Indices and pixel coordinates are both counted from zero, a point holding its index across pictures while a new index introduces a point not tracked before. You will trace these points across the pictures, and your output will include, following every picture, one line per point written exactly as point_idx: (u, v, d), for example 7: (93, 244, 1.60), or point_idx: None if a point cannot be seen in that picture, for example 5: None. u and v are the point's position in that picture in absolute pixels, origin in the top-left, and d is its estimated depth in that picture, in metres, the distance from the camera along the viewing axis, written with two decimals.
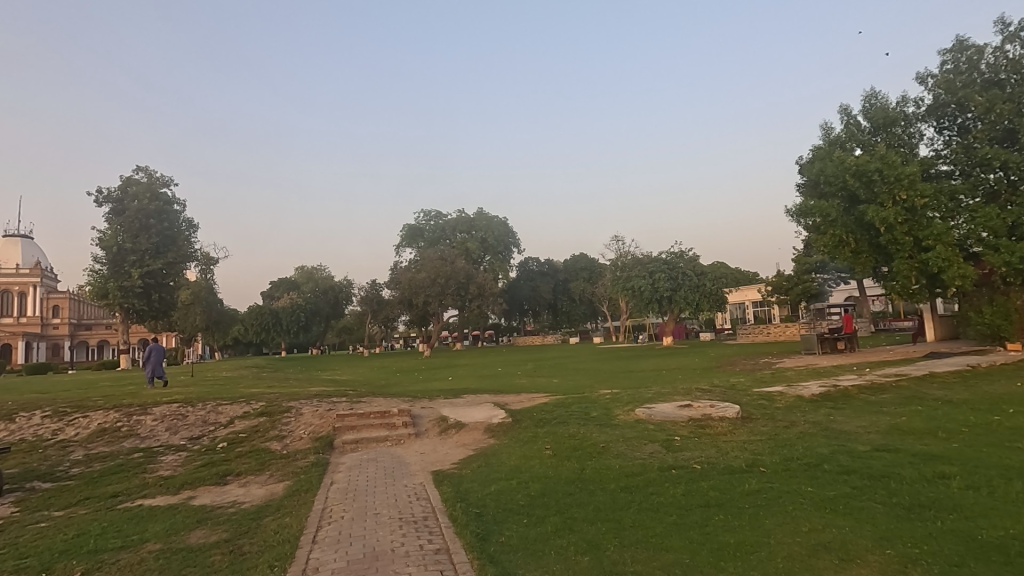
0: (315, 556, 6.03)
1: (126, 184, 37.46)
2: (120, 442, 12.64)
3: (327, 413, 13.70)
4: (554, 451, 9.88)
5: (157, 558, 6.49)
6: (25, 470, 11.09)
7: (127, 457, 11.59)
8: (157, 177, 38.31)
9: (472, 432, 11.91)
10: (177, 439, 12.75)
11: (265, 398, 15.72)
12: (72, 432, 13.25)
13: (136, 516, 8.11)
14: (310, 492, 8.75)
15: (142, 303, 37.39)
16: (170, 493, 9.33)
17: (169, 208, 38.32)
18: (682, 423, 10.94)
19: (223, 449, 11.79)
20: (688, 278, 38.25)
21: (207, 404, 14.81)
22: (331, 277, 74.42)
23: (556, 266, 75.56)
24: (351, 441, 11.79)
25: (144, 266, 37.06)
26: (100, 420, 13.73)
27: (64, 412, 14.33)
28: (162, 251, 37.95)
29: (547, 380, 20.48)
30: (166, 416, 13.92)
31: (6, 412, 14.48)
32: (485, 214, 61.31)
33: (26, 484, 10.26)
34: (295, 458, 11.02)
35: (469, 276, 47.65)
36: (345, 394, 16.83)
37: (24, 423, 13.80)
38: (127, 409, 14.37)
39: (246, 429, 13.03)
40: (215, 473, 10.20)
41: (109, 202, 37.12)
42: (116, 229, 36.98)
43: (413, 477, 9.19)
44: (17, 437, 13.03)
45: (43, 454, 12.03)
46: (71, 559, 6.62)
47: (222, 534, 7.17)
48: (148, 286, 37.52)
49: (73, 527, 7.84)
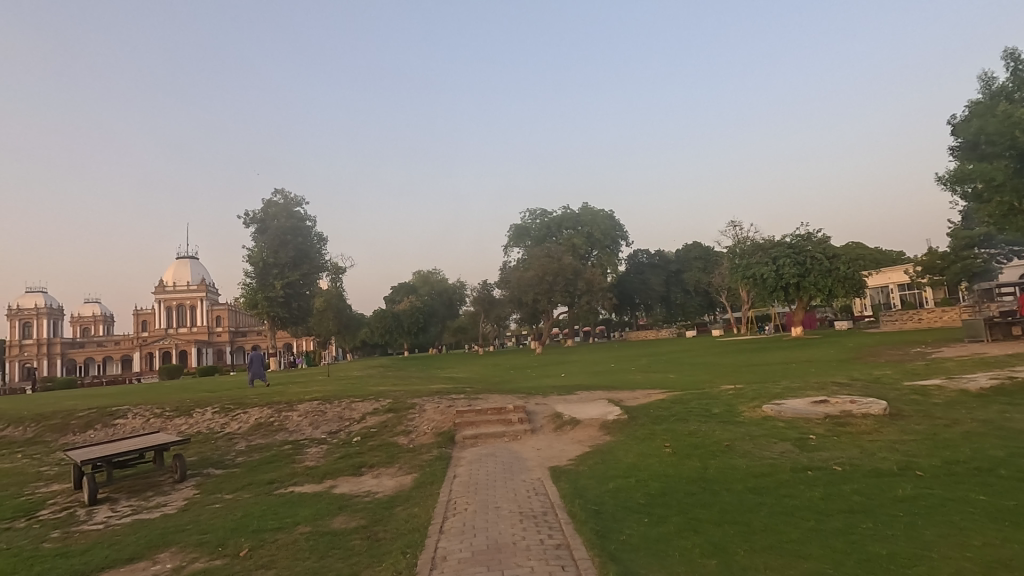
0: (443, 545, 6.38)
1: (266, 206, 41.96)
2: (273, 435, 14.25)
3: (448, 410, 14.36)
4: (674, 449, 9.51)
5: (306, 540, 7.22)
6: (201, 458, 12.92)
7: (279, 449, 13.04)
8: (292, 197, 42.54)
9: (587, 429, 11.86)
10: (318, 433, 14.11)
11: (391, 395, 16.85)
12: (235, 426, 15.18)
13: (290, 502, 9.11)
14: (435, 485, 9.23)
15: (284, 311, 41.80)
16: (315, 481, 10.36)
17: (303, 224, 42.43)
18: (817, 421, 10.05)
19: (358, 443, 12.86)
20: (819, 262, 34.86)
21: (342, 400, 16.20)
22: (445, 280, 78.35)
23: (668, 257, 72.90)
24: (471, 437, 12.29)
25: (284, 278, 41.45)
26: (256, 415, 15.60)
27: (228, 408, 16.48)
28: (298, 264, 42.19)
29: (663, 376, 19.79)
30: (308, 412, 15.44)
31: (184, 408, 16.95)
32: (590, 208, 60.67)
33: (203, 470, 11.96)
34: (420, 452, 11.70)
35: (577, 272, 47.40)
36: (462, 391, 17.53)
37: (199, 417, 16.11)
38: (277, 406, 16.18)
39: (376, 424, 14.07)
40: (352, 465, 11.15)
41: (254, 223, 41.83)
42: (261, 247, 41.58)
43: (530, 472, 9.33)
44: (195, 430, 15.24)
45: (214, 445, 13.93)
46: (238, 537, 7.58)
47: (360, 521, 7.82)
48: (288, 296, 41.90)
49: (239, 509, 8.99)
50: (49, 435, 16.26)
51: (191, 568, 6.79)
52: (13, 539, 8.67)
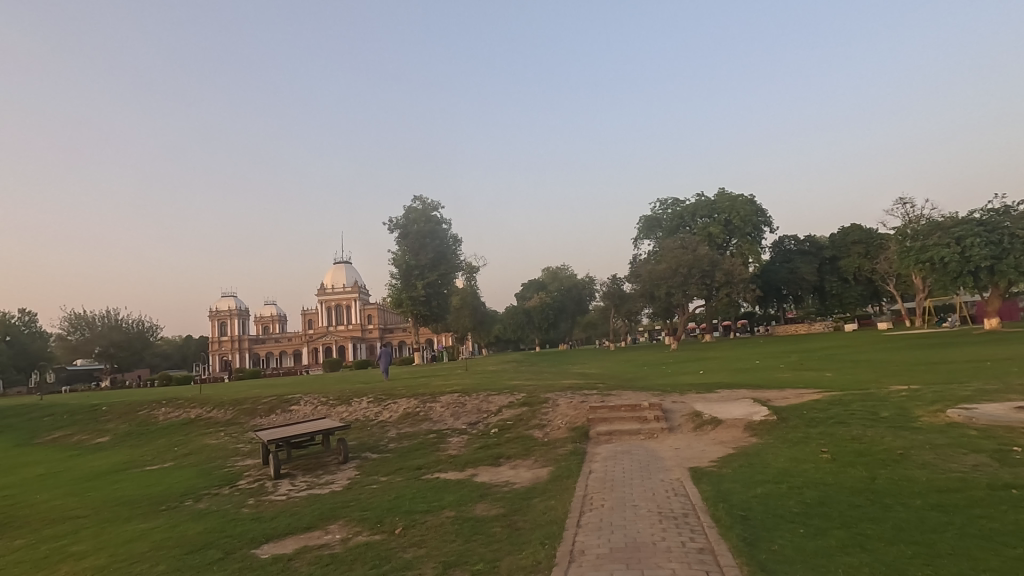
0: (580, 539, 6.43)
1: (407, 212, 45.31)
2: (420, 424, 15.40)
3: (581, 405, 14.39)
4: (833, 455, 8.59)
5: (452, 523, 7.71)
6: (359, 442, 14.39)
7: (425, 437, 14.05)
8: (429, 203, 45.45)
9: (730, 430, 11.15)
10: (459, 424, 14.96)
11: (525, 390, 17.29)
12: (387, 414, 16.66)
13: (436, 487, 9.80)
14: (570, 479, 9.31)
15: (425, 309, 44.87)
16: (458, 469, 11.00)
17: (440, 228, 45.18)
18: (1021, 431, 8.43)
19: (495, 434, 13.42)
20: (1020, 241, 29.12)
21: (480, 394, 16.99)
22: (575, 276, 78.45)
23: (820, 243, 65.75)
24: (605, 433, 12.21)
25: (425, 278, 44.55)
26: (405, 406, 16.97)
27: (380, 398, 18.14)
28: (437, 265, 45.02)
29: (818, 374, 17.90)
30: (450, 404, 16.44)
31: (345, 398, 18.99)
32: (728, 193, 56.69)
33: (362, 454, 13.30)
34: (555, 446, 11.87)
35: (714, 263, 44.62)
36: (595, 387, 17.40)
37: (357, 406, 17.95)
38: (422, 397, 17.46)
39: (512, 417, 14.54)
40: (490, 455, 11.66)
41: (398, 228, 45.32)
42: (403, 250, 45.02)
43: (669, 472, 9.02)
44: (354, 417, 17.01)
45: (370, 431, 15.43)
46: (393, 516, 8.31)
47: (500, 509, 8.16)
48: (429, 295, 44.93)
49: (392, 490, 9.85)
50: (243, 417, 19.18)
51: (356, 540, 7.60)
52: (220, 503, 10.39)
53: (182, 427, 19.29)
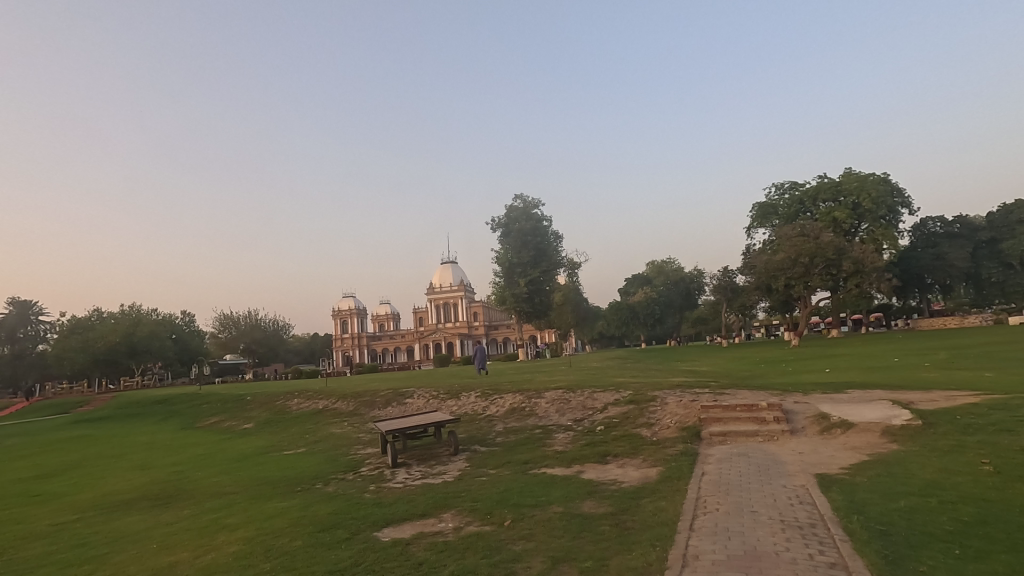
0: (694, 544, 6.15)
1: (509, 211, 46.10)
2: (525, 419, 15.63)
3: (692, 404, 13.77)
4: (996, 468, 7.46)
5: (560, 519, 7.73)
6: (468, 436, 14.91)
7: (531, 433, 14.23)
8: (530, 201, 45.93)
9: (865, 435, 10.07)
10: (564, 420, 14.98)
11: (631, 387, 16.89)
12: (494, 409, 17.08)
13: (543, 482, 9.89)
14: (682, 480, 8.94)
15: (528, 306, 45.46)
16: (565, 465, 11.02)
17: (541, 225, 45.50)
18: None
19: (602, 432, 13.26)
20: None
21: (585, 390, 16.86)
22: (681, 269, 75.26)
23: (975, 224, 57.25)
24: (719, 434, 11.59)
25: (527, 276, 45.10)
26: (511, 401, 17.30)
27: (487, 393, 18.65)
28: (539, 262, 45.39)
29: (973, 374, 15.62)
30: (555, 400, 16.50)
31: (454, 392, 19.77)
32: (855, 173, 51.30)
33: (471, 446, 13.76)
34: (665, 446, 11.46)
35: (841, 250, 40.62)
36: (707, 385, 16.58)
37: (465, 400, 18.61)
38: (527, 392, 17.71)
39: (618, 415, 14.28)
40: (597, 453, 11.54)
41: (500, 227, 46.27)
42: (506, 249, 45.90)
43: (792, 478, 8.33)
44: (463, 411, 17.66)
45: (478, 425, 15.92)
46: (502, 508, 8.51)
47: (608, 508, 8.04)
48: (532, 292, 45.42)
49: (500, 483, 10.08)
50: (364, 408, 20.66)
51: (467, 530, 7.87)
52: (346, 488, 11.27)
53: (312, 417, 21.19)
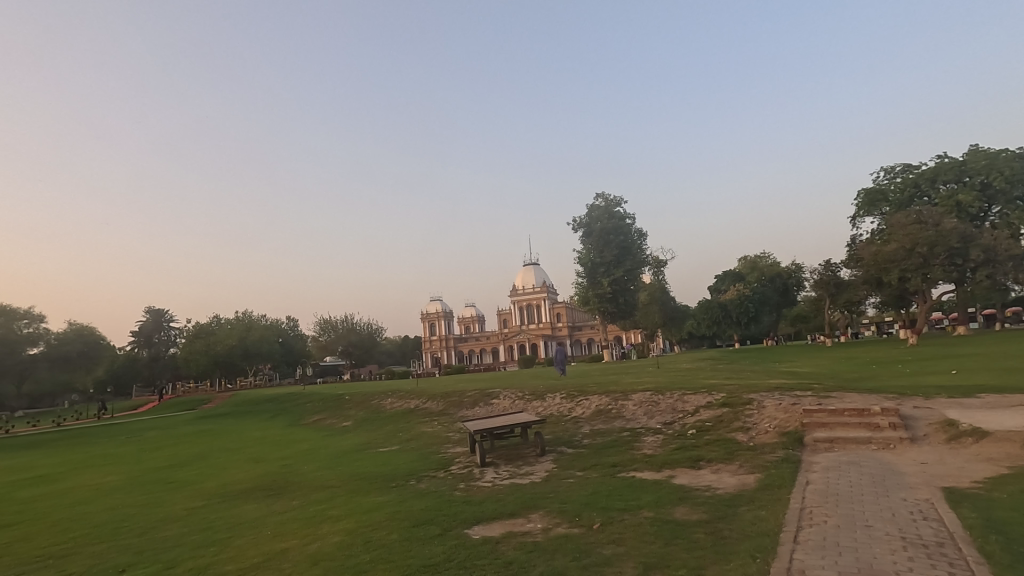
0: (800, 558, 5.74)
1: (591, 210, 45.59)
2: (612, 421, 15.35)
3: (793, 408, 12.87)
4: None
5: (651, 525, 7.50)
6: (555, 437, 14.89)
7: (619, 435, 13.94)
8: (611, 199, 45.18)
9: (1001, 446, 8.91)
10: (653, 423, 14.54)
11: (725, 389, 16.08)
12: (580, 411, 16.94)
13: (632, 486, 9.63)
14: (783, 489, 8.37)
15: (612, 306, 44.66)
16: (655, 469, 10.70)
17: (623, 223, 44.62)
18: None
19: (693, 436, 12.72)
20: None
21: (674, 392, 16.27)
22: (777, 263, 70.73)
23: None
24: (824, 440, 10.74)
25: (611, 275, 44.31)
26: (597, 402, 17.07)
27: (573, 395, 18.54)
28: (622, 260, 44.52)
29: None
30: (643, 402, 16.07)
31: (540, 393, 19.84)
32: (982, 150, 45.73)
33: (558, 448, 13.72)
34: (764, 451, 10.79)
35: (967, 237, 36.36)
36: (810, 387, 15.43)
37: (551, 401, 18.60)
38: (614, 394, 17.39)
39: (711, 418, 13.64)
40: (689, 457, 11.10)
41: (582, 227, 45.88)
42: (588, 248, 45.40)
43: (913, 491, 7.53)
44: (549, 412, 17.67)
45: (564, 426, 15.87)
46: (591, 511, 8.41)
47: (703, 514, 7.70)
48: (616, 291, 44.60)
49: (589, 486, 9.97)
50: (453, 408, 21.25)
51: (556, 531, 7.85)
52: (437, 485, 11.65)
53: (405, 416, 22.11)
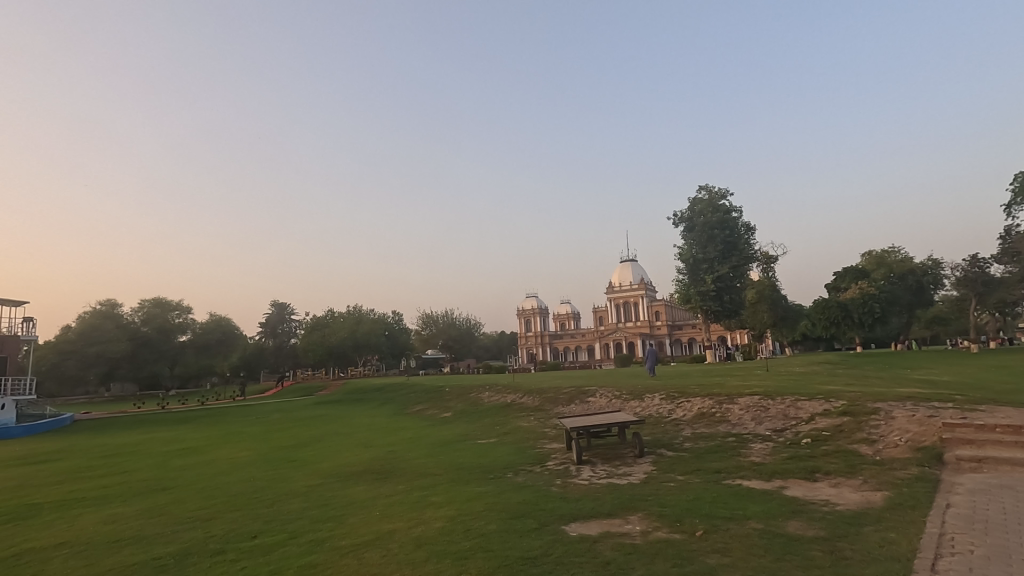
0: None
1: (693, 204, 43.75)
2: (716, 426, 14.63)
3: (929, 421, 11.49)
4: None
5: (760, 537, 7.05)
6: (654, 438, 14.47)
7: (723, 440, 13.26)
8: (715, 192, 43.07)
9: None
10: (762, 429, 13.65)
11: (846, 396, 14.70)
12: (681, 413, 16.32)
13: (738, 494, 9.12)
14: (918, 510, 7.50)
15: (716, 305, 42.38)
16: (764, 478, 10.04)
17: (729, 217, 42.40)
18: None
19: (808, 445, 11.78)
20: None
21: (786, 398, 15.16)
22: (909, 259, 63.54)
23: None
24: (969, 460, 9.49)
25: (714, 272, 42.12)
26: (699, 405, 16.34)
27: (673, 396, 17.89)
28: (727, 256, 42.20)
29: None
30: (750, 407, 15.16)
31: (638, 393, 19.37)
32: None
33: (657, 450, 13.31)
34: (892, 468, 9.74)
35: None
36: (950, 398, 13.69)
37: (649, 402, 18.09)
38: (718, 397, 16.54)
39: (829, 428, 12.55)
40: (803, 468, 10.29)
41: (683, 222, 44.13)
42: (690, 244, 43.55)
43: None
44: (647, 413, 17.20)
45: (663, 428, 15.37)
46: (692, 518, 8.06)
47: (820, 531, 7.09)
48: (720, 289, 42.30)
49: (691, 491, 9.57)
50: (548, 405, 21.36)
51: (655, 535, 7.62)
52: (534, 479, 11.77)
53: (501, 410, 22.57)
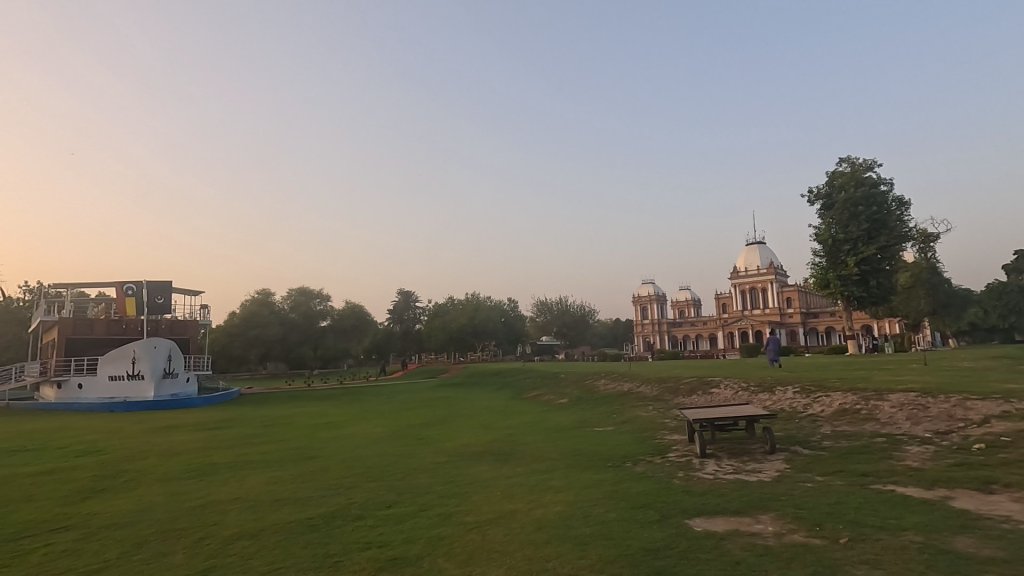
0: None
1: (832, 179, 39.55)
2: (861, 424, 13.20)
3: None
4: None
5: (920, 551, 6.25)
6: (787, 434, 13.40)
7: (871, 441, 11.93)
8: (860, 163, 38.55)
9: None
10: (920, 430, 12.06)
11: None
12: (818, 408, 14.94)
13: (892, 501, 8.15)
14: None
15: (861, 290, 37.92)
16: (923, 486, 8.88)
17: (876, 191, 37.79)
18: None
19: (980, 452, 10.20)
20: None
21: (951, 396, 13.24)
22: None
23: None
24: None
25: (858, 253, 37.65)
26: (840, 400, 14.84)
27: (809, 389, 16.43)
28: (874, 236, 37.58)
29: None
30: (904, 405, 13.45)
31: (768, 385, 18.05)
32: None
33: (791, 447, 12.32)
34: None
35: None
36: None
37: (781, 395, 16.78)
38: (863, 392, 14.90)
39: (1009, 433, 10.75)
40: (974, 477, 8.94)
41: (820, 198, 40.04)
42: (828, 223, 39.40)
43: None
44: (779, 407, 15.97)
45: (798, 424, 14.18)
46: (835, 523, 7.36)
47: (999, 552, 6.12)
48: (865, 273, 37.78)
49: (832, 494, 8.74)
50: (668, 394, 20.66)
51: (791, 538, 7.07)
52: (654, 470, 11.47)
53: (618, 398, 22.26)
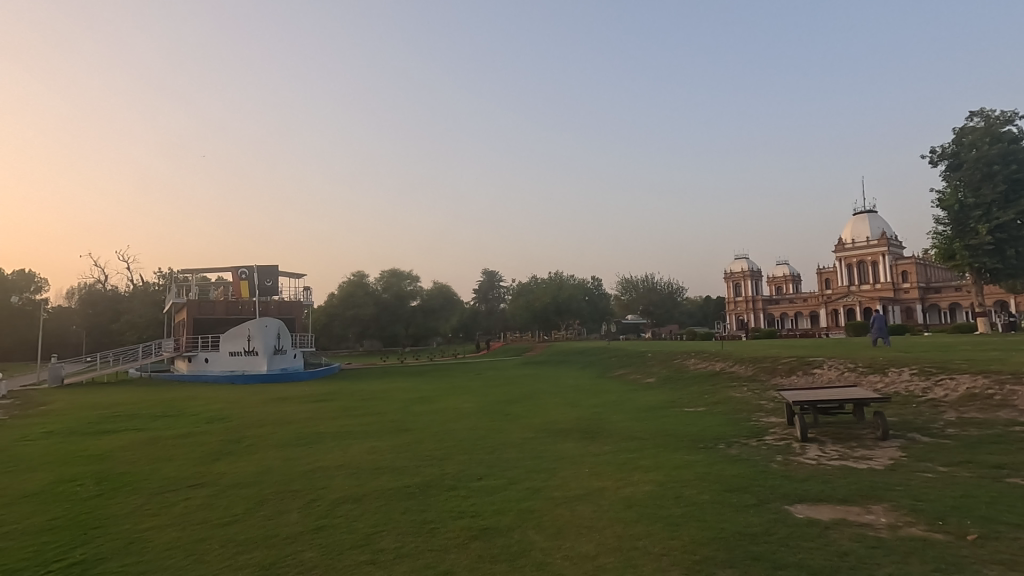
0: None
1: (961, 135, 35.09)
2: (994, 411, 11.79)
3: None
4: None
5: None
6: (903, 420, 12.26)
7: (1006, 430, 10.64)
8: (996, 116, 33.90)
9: None
10: None
11: None
12: (940, 393, 13.53)
13: None
14: None
15: (995, 261, 33.48)
16: None
17: (1016, 147, 33.16)
18: None
19: None
20: None
21: None
22: None
23: None
24: None
25: (992, 220, 33.13)
26: (968, 384, 13.35)
27: (929, 371, 14.92)
28: (1013, 199, 33.03)
29: None
30: None
31: (880, 366, 16.59)
32: None
33: (908, 434, 11.27)
34: None
35: None
36: None
37: (896, 377, 15.38)
38: (997, 375, 13.29)
39: None
40: None
41: (944, 159, 35.73)
42: (954, 187, 35.10)
43: None
44: (893, 390, 14.65)
45: (916, 409, 12.93)
46: (961, 518, 6.67)
47: None
48: (1000, 241, 33.20)
49: (959, 486, 7.91)
50: (764, 374, 19.62)
51: (908, 531, 6.50)
52: (750, 453, 10.95)
53: (709, 377, 21.48)
